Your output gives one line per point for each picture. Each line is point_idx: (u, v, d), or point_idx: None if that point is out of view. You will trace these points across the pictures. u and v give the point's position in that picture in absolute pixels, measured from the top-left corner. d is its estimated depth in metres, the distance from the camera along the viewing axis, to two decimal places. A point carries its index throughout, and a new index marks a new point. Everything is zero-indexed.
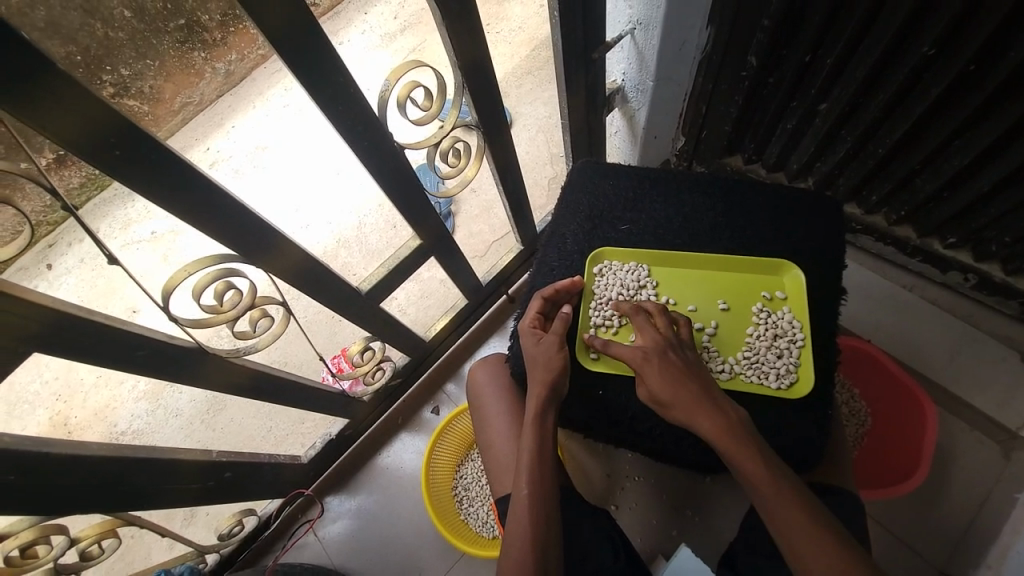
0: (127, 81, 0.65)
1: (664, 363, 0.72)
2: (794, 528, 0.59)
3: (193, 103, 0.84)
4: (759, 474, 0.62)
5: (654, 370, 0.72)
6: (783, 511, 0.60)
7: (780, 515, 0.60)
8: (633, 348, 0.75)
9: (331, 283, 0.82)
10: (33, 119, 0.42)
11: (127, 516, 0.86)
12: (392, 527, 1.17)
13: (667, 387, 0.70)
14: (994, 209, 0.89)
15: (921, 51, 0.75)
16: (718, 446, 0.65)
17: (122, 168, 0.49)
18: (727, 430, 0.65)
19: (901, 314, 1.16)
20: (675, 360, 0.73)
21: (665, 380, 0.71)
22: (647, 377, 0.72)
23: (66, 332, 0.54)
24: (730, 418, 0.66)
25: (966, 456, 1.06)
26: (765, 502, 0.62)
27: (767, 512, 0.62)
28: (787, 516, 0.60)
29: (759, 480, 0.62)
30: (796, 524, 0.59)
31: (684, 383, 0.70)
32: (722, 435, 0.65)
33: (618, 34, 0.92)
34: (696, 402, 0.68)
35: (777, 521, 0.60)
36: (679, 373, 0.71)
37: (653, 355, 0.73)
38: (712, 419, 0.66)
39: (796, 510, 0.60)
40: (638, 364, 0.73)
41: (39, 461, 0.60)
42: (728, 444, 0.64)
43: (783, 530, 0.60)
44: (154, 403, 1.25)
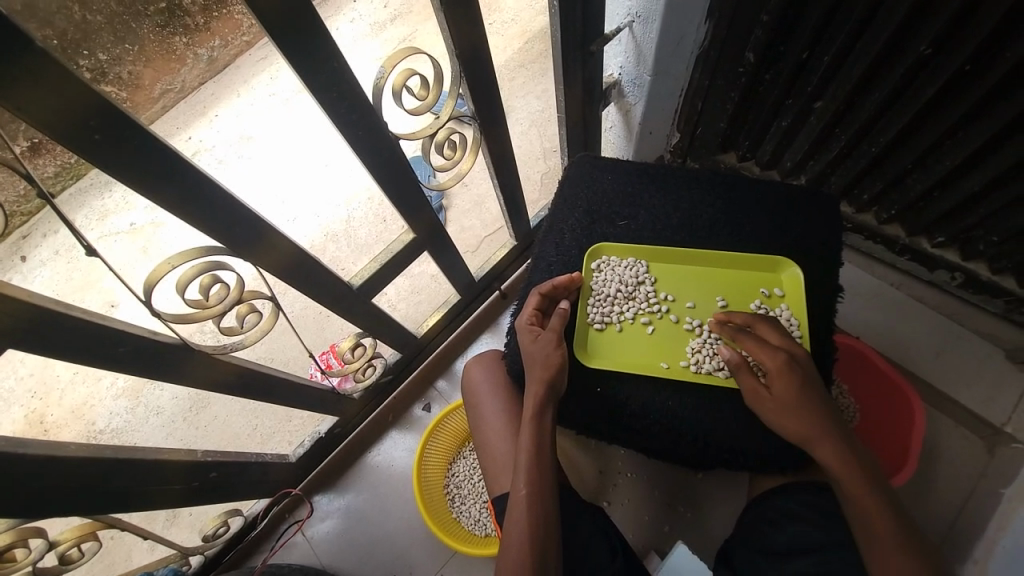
0: (105, 66, 0.61)
1: (804, 376, 0.71)
2: (895, 559, 0.62)
3: (174, 91, 0.81)
4: (869, 507, 0.65)
5: (796, 383, 0.70)
6: (886, 544, 0.63)
7: (879, 545, 0.64)
8: (776, 351, 0.73)
9: (322, 279, 0.80)
10: (4, 98, 0.39)
11: (108, 518, 0.83)
12: (383, 526, 1.15)
13: (801, 403, 0.69)
14: (983, 209, 0.90)
15: (918, 50, 0.75)
16: (841, 474, 0.67)
17: (105, 157, 0.46)
18: (852, 461, 0.67)
19: (889, 311, 1.17)
20: (809, 377, 0.71)
21: (800, 395, 0.70)
22: (780, 387, 0.71)
23: (43, 328, 0.52)
24: (852, 447, 0.68)
25: (951, 451, 1.08)
26: (867, 530, 0.65)
27: (867, 539, 0.65)
28: (890, 546, 0.63)
29: (868, 511, 0.65)
30: (896, 557, 0.62)
31: (819, 406, 0.70)
32: (840, 463, 0.67)
33: (616, 26, 0.91)
34: (821, 426, 0.69)
35: (873, 547, 0.64)
36: (816, 393, 0.70)
37: (800, 365, 0.72)
38: (837, 448, 0.68)
39: (897, 546, 0.63)
40: (775, 371, 0.72)
41: (13, 464, 0.57)
42: (842, 468, 0.67)
43: (878, 556, 0.63)
44: (134, 401, 1.21)
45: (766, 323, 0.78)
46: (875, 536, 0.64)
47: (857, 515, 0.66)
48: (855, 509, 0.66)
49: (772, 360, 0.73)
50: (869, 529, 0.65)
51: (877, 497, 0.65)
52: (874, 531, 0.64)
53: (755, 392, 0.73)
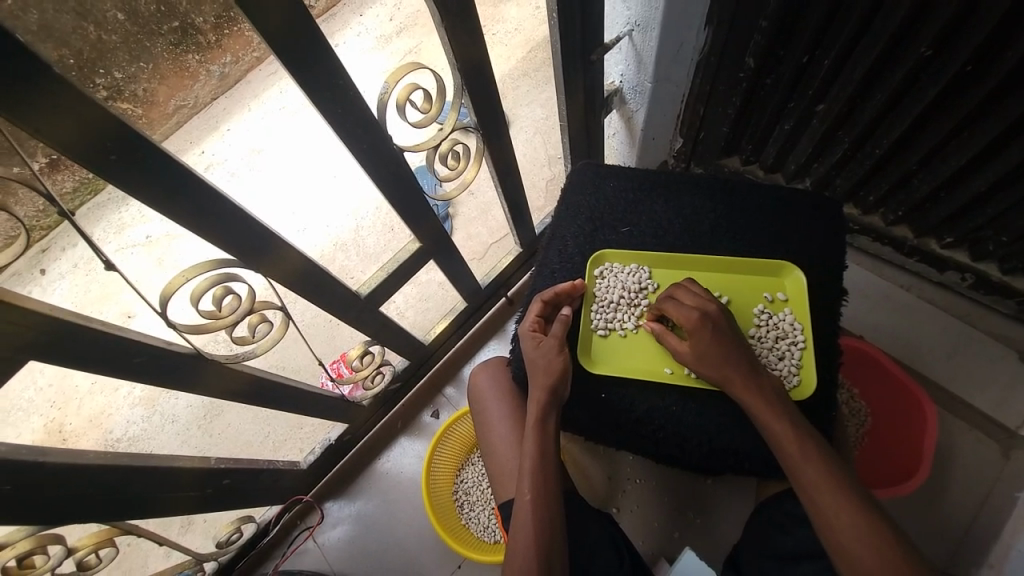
0: (121, 84, 0.67)
1: (715, 329, 0.76)
2: (829, 501, 0.64)
3: (188, 106, 0.86)
4: (796, 450, 0.67)
5: (709, 336, 0.75)
6: (819, 487, 0.65)
7: (812, 486, 0.65)
8: (690, 310, 0.78)
9: (330, 289, 0.81)
10: (27, 122, 0.41)
11: (125, 525, 0.85)
12: (393, 533, 1.16)
13: (714, 350, 0.74)
14: (991, 208, 0.89)
15: (919, 52, 0.75)
16: (760, 421, 0.71)
17: (121, 175, 0.48)
18: (770, 407, 0.70)
19: (900, 313, 1.16)
20: (722, 329, 0.76)
21: (712, 344, 0.75)
22: (694, 340, 0.76)
23: (64, 340, 0.54)
24: (770, 393, 0.72)
25: (965, 455, 1.06)
26: (798, 475, 0.67)
27: (800, 484, 0.67)
28: (821, 487, 0.65)
29: (793, 453, 0.67)
30: (829, 499, 0.64)
31: (733, 352, 0.74)
32: (764, 410, 0.71)
33: (616, 35, 0.93)
34: (740, 373, 0.73)
35: (809, 494, 0.65)
36: (731, 345, 0.75)
37: (709, 318, 0.76)
38: (756, 393, 0.72)
39: (829, 484, 0.65)
40: (689, 327, 0.77)
41: (35, 471, 0.59)
42: (763, 413, 0.70)
43: (813, 501, 0.65)
44: (150, 409, 1.23)
45: (682, 287, 0.82)
46: (807, 479, 0.66)
47: (786, 461, 0.68)
48: (785, 457, 0.68)
49: (687, 319, 0.77)
50: (799, 472, 0.67)
51: (802, 438, 0.68)
52: (806, 474, 0.66)
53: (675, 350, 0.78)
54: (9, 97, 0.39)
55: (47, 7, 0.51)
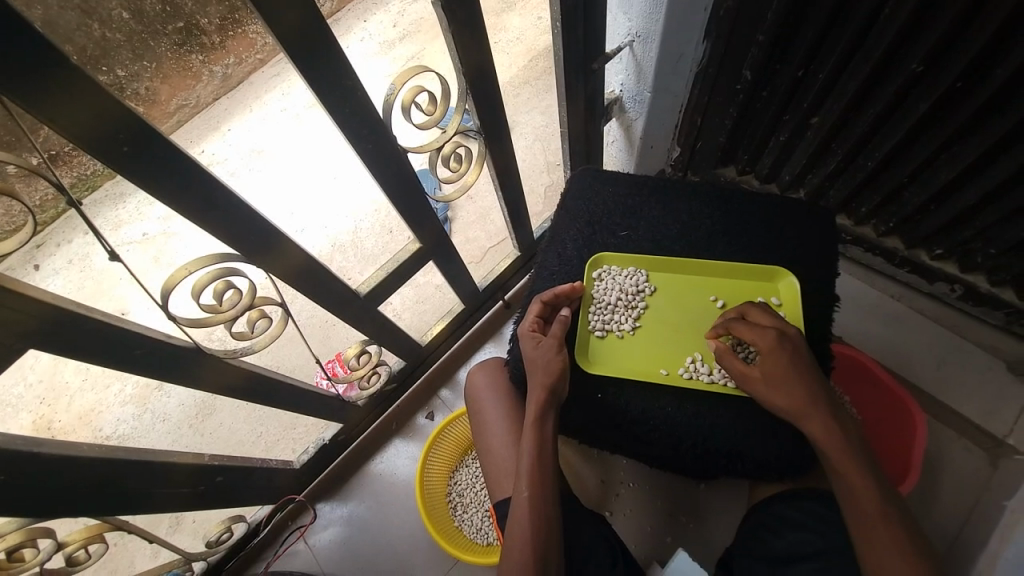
0: (123, 82, 0.65)
1: (788, 351, 0.74)
2: (893, 553, 0.63)
3: (188, 106, 0.82)
4: (867, 496, 0.66)
5: (783, 358, 0.73)
6: (881, 537, 0.64)
7: (875, 536, 0.64)
8: (765, 330, 0.76)
9: (330, 286, 0.82)
10: (38, 109, 0.42)
11: (116, 520, 0.84)
12: (385, 535, 1.16)
13: (792, 377, 0.72)
14: (979, 221, 0.92)
15: (910, 67, 0.78)
16: (824, 448, 0.70)
17: (130, 165, 0.49)
18: (837, 436, 0.69)
19: (890, 323, 1.18)
20: (799, 357, 0.74)
21: (788, 372, 0.73)
22: (770, 365, 0.74)
23: (65, 328, 0.54)
24: (848, 433, 0.70)
25: (955, 463, 1.08)
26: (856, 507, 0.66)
27: (862, 530, 0.65)
28: (885, 538, 0.63)
29: (863, 498, 0.66)
30: (889, 551, 0.63)
31: (811, 383, 0.72)
32: (838, 449, 0.69)
33: (617, 46, 0.94)
34: (813, 402, 0.71)
35: (870, 542, 0.64)
36: (806, 371, 0.73)
37: (787, 343, 0.74)
38: (832, 431, 0.70)
39: (894, 536, 0.64)
40: (765, 350, 0.74)
41: (29, 461, 0.59)
42: (837, 453, 0.68)
43: (871, 548, 0.64)
44: (141, 408, 1.22)
45: (757, 308, 0.80)
46: (871, 527, 0.64)
47: (853, 506, 0.66)
48: (853, 502, 0.66)
49: (763, 339, 0.75)
50: (864, 519, 0.65)
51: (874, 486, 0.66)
52: (870, 522, 0.65)
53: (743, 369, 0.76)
54: (23, 83, 0.40)
55: (52, 5, 0.51)
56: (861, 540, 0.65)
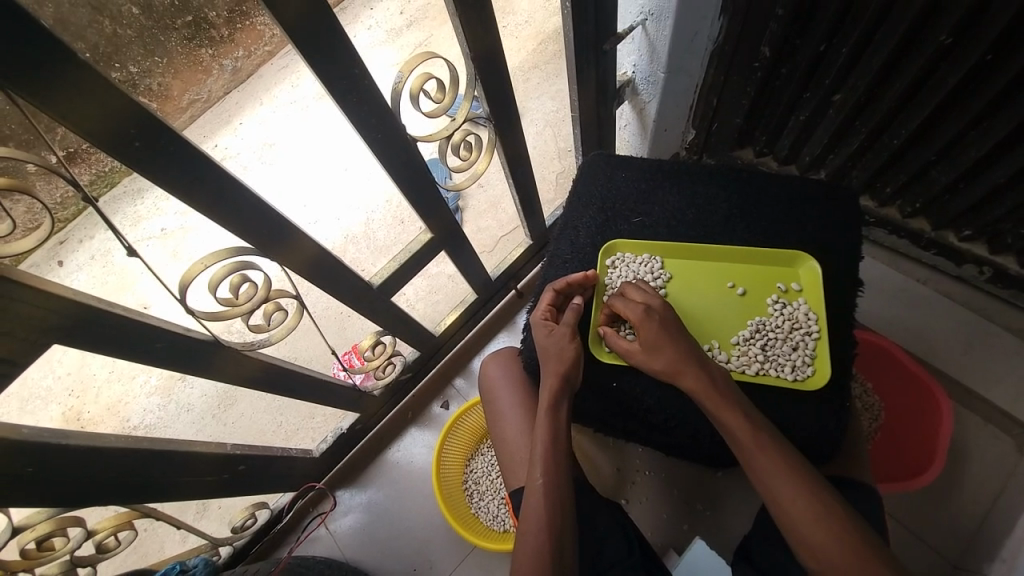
0: (135, 78, 0.65)
1: (650, 321, 0.76)
2: (777, 480, 0.64)
3: (201, 101, 0.81)
4: (749, 439, 0.66)
5: (652, 327, 0.75)
6: (774, 476, 0.64)
7: (759, 469, 0.65)
8: (634, 306, 0.78)
9: (344, 278, 0.82)
10: (53, 108, 0.42)
11: (143, 508, 0.87)
12: (403, 521, 1.18)
13: (663, 344, 0.74)
14: (1010, 201, 0.88)
15: (938, 40, 0.74)
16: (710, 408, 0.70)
17: (143, 160, 0.49)
18: (716, 393, 0.70)
19: (916, 306, 1.14)
20: (670, 322, 0.76)
21: (660, 336, 0.75)
22: (645, 334, 0.75)
23: (87, 324, 0.55)
24: (721, 381, 0.71)
25: (981, 451, 1.05)
26: (754, 464, 0.66)
27: (751, 468, 0.66)
28: (775, 475, 0.64)
29: (741, 436, 0.67)
30: (780, 481, 0.64)
31: (679, 342, 0.74)
32: (710, 394, 0.70)
33: (630, 25, 0.92)
34: (687, 364, 0.72)
35: (759, 476, 0.65)
36: (676, 335, 0.75)
37: (656, 313, 0.77)
38: (702, 379, 0.71)
39: (778, 464, 0.64)
40: (638, 323, 0.76)
41: (59, 453, 0.61)
42: (710, 400, 0.70)
43: (768, 488, 0.64)
44: (166, 399, 1.25)
45: (633, 285, 0.83)
46: (759, 463, 0.65)
47: (735, 446, 0.67)
48: (735, 443, 0.68)
49: (632, 313, 0.77)
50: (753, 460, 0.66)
51: (747, 420, 0.68)
52: (760, 460, 0.65)
53: (624, 346, 0.77)
54: (37, 83, 0.40)
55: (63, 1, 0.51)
56: (753, 476, 0.66)
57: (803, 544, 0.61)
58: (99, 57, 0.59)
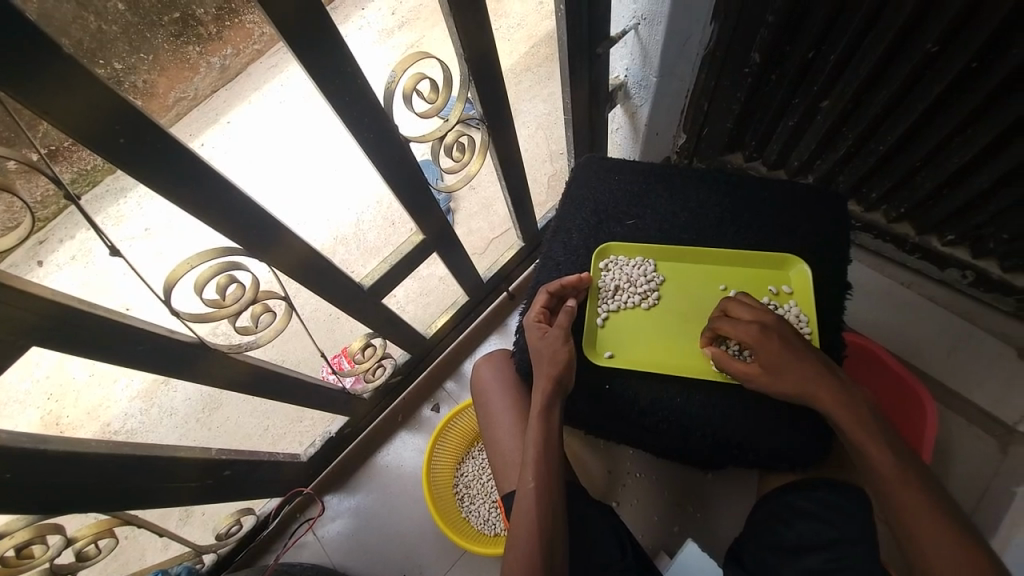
0: (120, 75, 0.64)
1: (774, 340, 0.74)
2: (922, 521, 0.62)
3: (188, 100, 0.78)
4: (890, 470, 0.65)
5: (773, 348, 0.73)
6: (913, 514, 0.63)
7: (905, 505, 0.64)
8: (749, 325, 0.76)
9: (334, 279, 0.81)
10: (32, 101, 0.41)
11: (124, 515, 0.84)
12: (393, 526, 1.16)
13: (790, 366, 0.72)
14: (992, 206, 0.90)
15: (924, 47, 0.75)
16: (848, 433, 0.69)
17: (125, 156, 0.48)
18: (856, 419, 0.69)
19: (901, 310, 1.16)
20: (795, 341, 0.74)
21: (785, 358, 0.73)
22: (765, 357, 0.73)
23: (66, 325, 0.53)
24: (863, 410, 0.70)
25: (965, 451, 1.07)
26: (895, 499, 0.65)
27: (892, 502, 0.65)
28: (918, 513, 0.63)
29: (883, 467, 0.66)
30: (925, 521, 0.62)
31: (807, 367, 0.72)
32: (852, 422, 0.69)
33: (622, 29, 0.92)
34: (822, 387, 0.71)
35: (904, 512, 0.64)
36: (805, 355, 0.73)
37: (774, 333, 0.74)
38: (844, 407, 0.70)
39: (926, 504, 0.63)
40: (755, 343, 0.75)
41: (35, 459, 0.59)
42: (854, 429, 0.68)
43: (908, 525, 0.63)
44: (148, 403, 1.22)
45: (736, 301, 0.80)
46: (903, 499, 0.64)
47: (878, 478, 0.66)
48: (880, 476, 0.66)
49: (747, 334, 0.75)
50: (888, 493, 0.65)
51: (893, 455, 0.66)
52: (904, 496, 0.64)
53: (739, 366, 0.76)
54: (15, 74, 0.39)
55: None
56: (891, 510, 0.65)
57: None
58: (82, 52, 0.58)
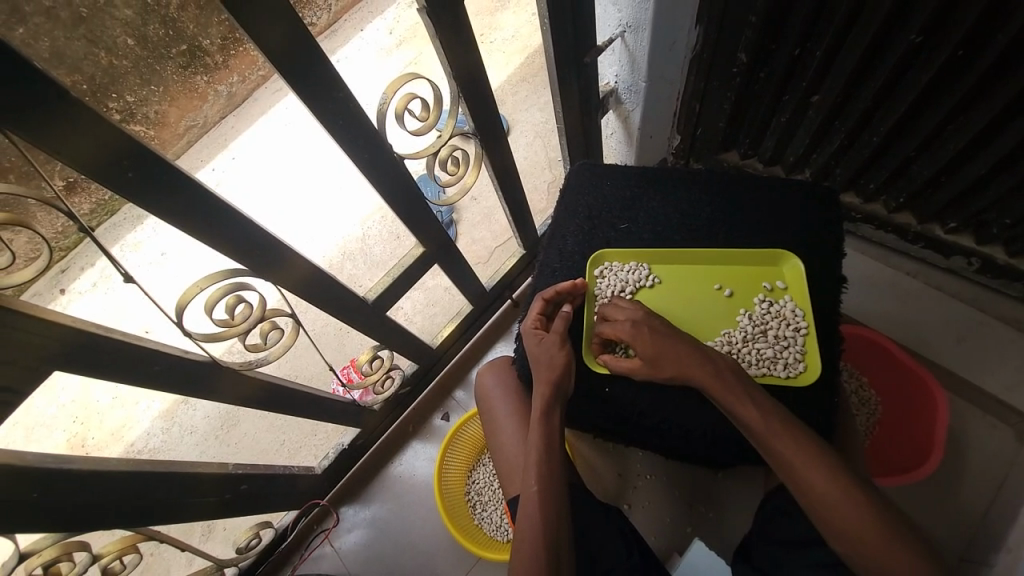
0: (132, 107, 0.68)
1: (641, 333, 0.77)
2: (797, 460, 0.65)
3: (197, 126, 0.84)
4: (759, 422, 0.68)
5: (645, 340, 0.76)
6: (792, 455, 0.66)
7: (779, 449, 0.66)
8: (624, 323, 0.79)
9: (339, 295, 0.84)
10: (48, 144, 0.44)
11: (147, 531, 0.87)
12: (407, 535, 1.18)
13: (662, 351, 0.75)
14: (991, 191, 0.89)
15: (909, 39, 0.76)
16: (718, 397, 0.71)
17: (135, 190, 0.51)
18: (721, 381, 0.72)
19: (906, 300, 1.15)
20: (661, 327, 0.78)
21: (657, 345, 0.76)
22: (642, 350, 0.76)
23: (87, 350, 0.57)
24: (726, 371, 0.73)
25: (978, 439, 1.05)
26: (767, 446, 0.67)
27: (764, 448, 0.68)
28: (794, 453, 0.65)
29: (755, 422, 0.68)
30: (804, 459, 0.65)
31: (676, 345, 0.75)
32: (718, 385, 0.72)
33: (609, 37, 0.94)
34: (692, 360, 0.74)
35: (779, 457, 0.66)
36: (671, 338, 0.76)
37: (645, 325, 0.78)
38: (709, 370, 0.73)
39: (790, 442, 0.66)
40: (631, 340, 0.77)
41: (62, 478, 0.62)
42: (722, 390, 0.71)
43: (789, 468, 0.66)
44: (168, 422, 1.26)
45: (612, 304, 0.83)
46: (777, 445, 0.67)
47: (749, 431, 0.69)
48: (750, 428, 0.69)
49: (623, 331, 0.78)
50: (766, 443, 0.68)
51: (760, 408, 0.69)
52: (775, 443, 0.67)
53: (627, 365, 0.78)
54: (31, 123, 0.42)
55: (58, 35, 0.54)
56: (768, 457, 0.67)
57: (822, 511, 0.63)
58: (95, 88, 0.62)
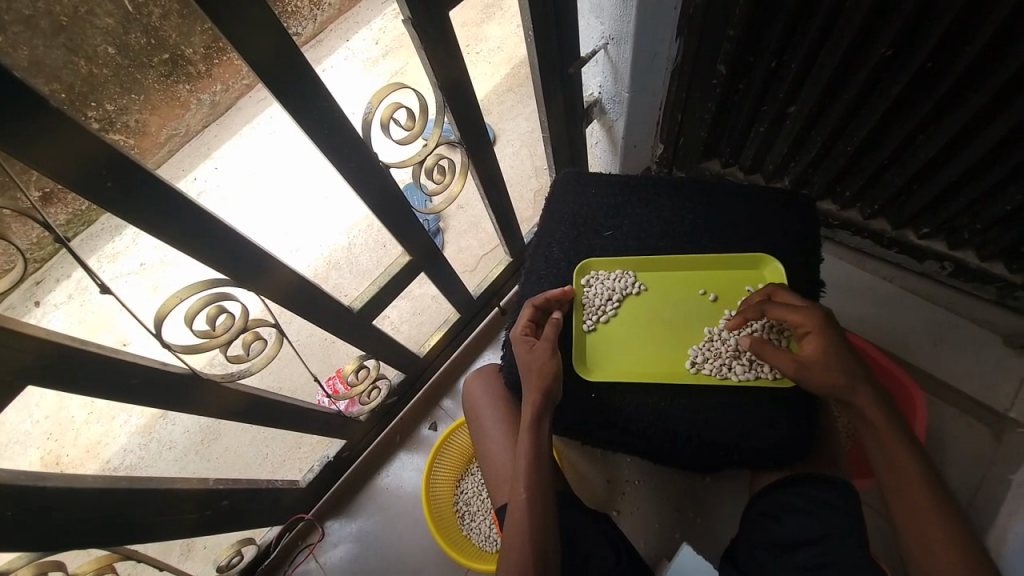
0: (111, 115, 0.75)
1: (825, 332, 0.73)
2: (918, 500, 0.66)
3: (176, 134, 0.99)
4: (898, 454, 0.68)
5: (823, 339, 0.73)
6: (911, 494, 0.67)
7: (907, 486, 0.67)
8: (810, 313, 0.75)
9: (324, 305, 0.83)
10: (24, 154, 0.43)
11: (124, 550, 0.84)
12: (395, 549, 1.16)
13: (832, 356, 0.72)
14: (961, 198, 0.93)
15: (880, 52, 0.79)
16: (865, 418, 0.71)
17: (116, 201, 0.50)
18: (876, 409, 0.70)
19: (884, 304, 1.18)
20: (841, 335, 0.74)
21: (828, 349, 0.72)
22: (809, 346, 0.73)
23: (61, 363, 0.55)
24: (885, 403, 0.71)
25: (956, 438, 1.08)
26: (893, 477, 0.69)
27: (889, 478, 0.69)
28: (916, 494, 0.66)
29: (892, 451, 0.69)
30: (925, 505, 0.66)
31: (847, 358, 0.72)
32: (870, 411, 0.70)
33: (592, 49, 0.96)
34: (858, 378, 0.71)
35: (900, 491, 0.68)
36: (846, 350, 0.73)
37: (818, 323, 0.74)
38: (866, 395, 0.71)
39: (926, 500, 0.66)
40: (811, 334, 0.74)
41: (36, 496, 0.60)
42: (874, 418, 0.70)
43: (906, 502, 0.67)
44: (147, 437, 1.23)
45: (785, 292, 0.81)
46: (904, 481, 0.68)
47: (883, 459, 0.70)
48: (884, 456, 0.69)
49: (806, 323, 0.74)
50: (894, 474, 0.69)
51: (903, 444, 0.69)
52: (901, 478, 0.68)
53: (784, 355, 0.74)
54: (7, 134, 0.41)
55: (38, 43, 0.57)
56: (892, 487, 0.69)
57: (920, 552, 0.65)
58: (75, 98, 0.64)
